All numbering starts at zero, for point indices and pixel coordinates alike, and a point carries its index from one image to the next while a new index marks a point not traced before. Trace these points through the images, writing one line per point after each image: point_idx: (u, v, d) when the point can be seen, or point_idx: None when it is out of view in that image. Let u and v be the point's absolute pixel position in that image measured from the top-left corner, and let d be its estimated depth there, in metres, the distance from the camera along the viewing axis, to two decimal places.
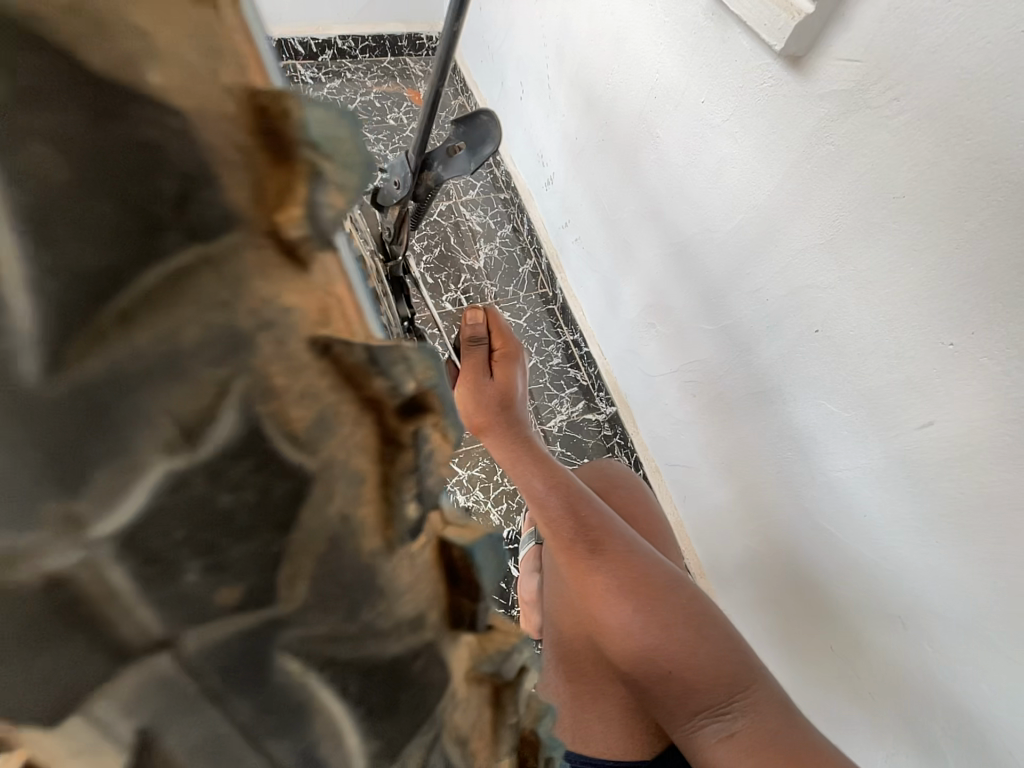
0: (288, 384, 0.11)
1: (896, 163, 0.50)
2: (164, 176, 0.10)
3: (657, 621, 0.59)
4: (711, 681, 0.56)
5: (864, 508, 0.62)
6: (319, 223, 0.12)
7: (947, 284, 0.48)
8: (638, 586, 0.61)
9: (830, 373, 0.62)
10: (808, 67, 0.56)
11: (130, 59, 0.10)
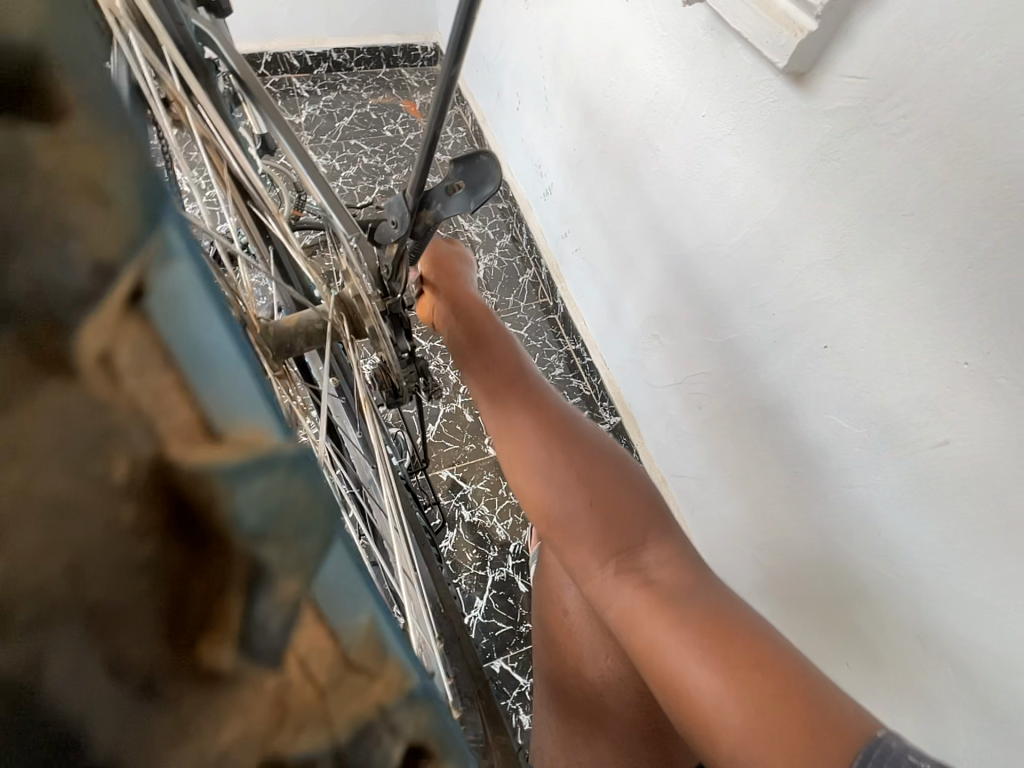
0: (281, 733, 0.14)
1: (906, 180, 0.49)
2: (149, 631, 0.12)
3: (591, 492, 0.52)
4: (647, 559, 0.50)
5: (877, 524, 0.61)
6: (265, 613, 0.13)
7: (962, 302, 0.47)
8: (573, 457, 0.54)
9: (838, 388, 0.61)
10: (812, 83, 0.56)
11: (104, 540, 0.12)
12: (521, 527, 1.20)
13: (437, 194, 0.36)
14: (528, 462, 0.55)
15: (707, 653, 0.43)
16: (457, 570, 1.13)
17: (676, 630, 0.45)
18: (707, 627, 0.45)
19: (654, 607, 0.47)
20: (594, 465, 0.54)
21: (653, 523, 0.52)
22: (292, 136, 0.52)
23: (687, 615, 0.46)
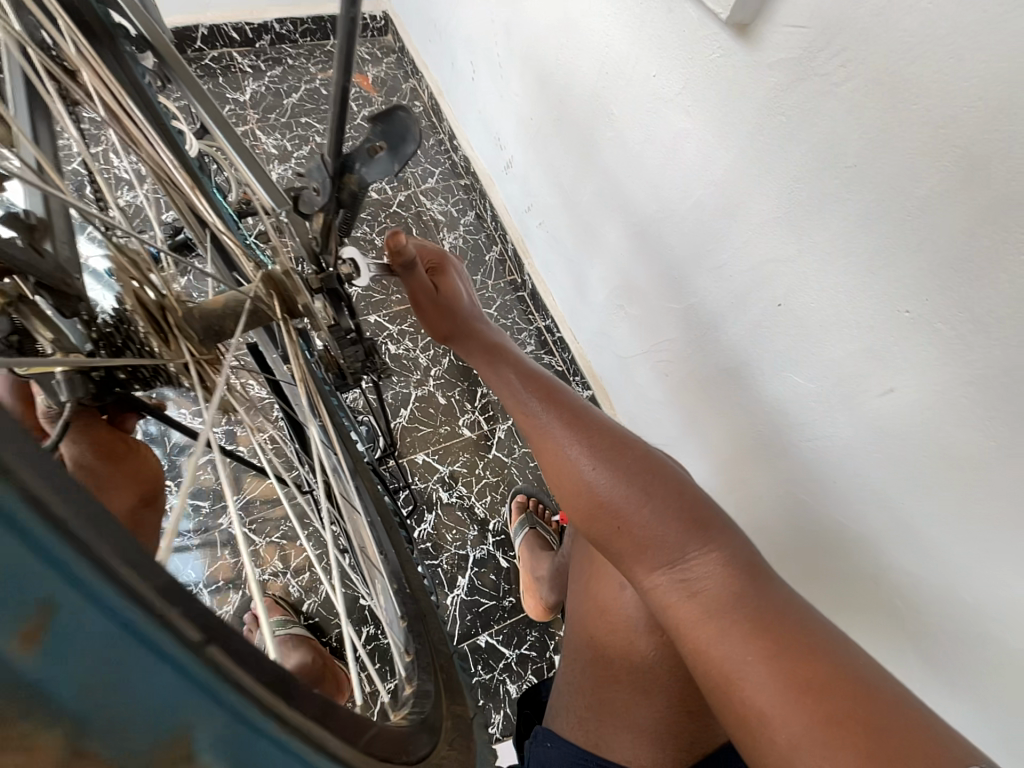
0: None
1: (847, 132, 0.49)
2: None
3: (632, 490, 0.48)
4: (698, 562, 0.45)
5: (835, 475, 0.63)
6: None
7: (902, 252, 0.48)
8: (611, 452, 0.51)
9: (794, 346, 0.62)
10: (756, 36, 0.55)
11: None
12: (501, 504, 1.21)
13: (357, 155, 0.34)
14: (564, 459, 0.52)
15: (767, 667, 0.39)
16: (439, 551, 1.13)
17: (732, 642, 0.41)
18: (767, 638, 0.40)
19: (706, 611, 0.43)
20: (635, 461, 0.50)
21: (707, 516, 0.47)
22: (216, 111, 0.50)
23: (745, 624, 0.41)
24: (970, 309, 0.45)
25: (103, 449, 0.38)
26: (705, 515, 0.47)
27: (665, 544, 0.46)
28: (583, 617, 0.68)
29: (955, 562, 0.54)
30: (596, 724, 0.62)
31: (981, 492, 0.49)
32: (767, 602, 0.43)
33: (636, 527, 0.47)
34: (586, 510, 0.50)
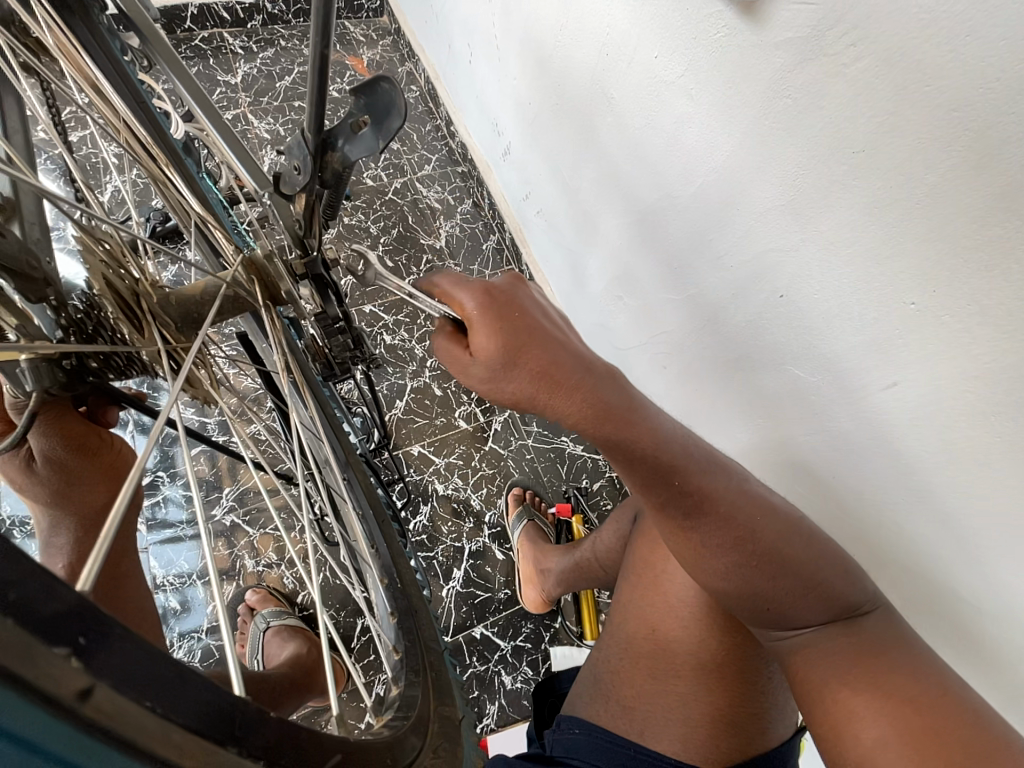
0: None
1: (855, 116, 0.48)
2: None
3: (763, 567, 0.46)
4: (830, 630, 0.48)
5: (834, 469, 0.63)
6: None
7: (909, 242, 0.47)
8: (743, 534, 0.45)
9: (797, 339, 0.61)
10: (763, 14, 0.53)
11: None
12: (497, 496, 1.20)
13: (339, 131, 0.32)
14: (691, 542, 0.46)
15: (898, 731, 0.42)
16: (434, 543, 1.13)
17: (860, 702, 0.45)
18: (894, 697, 0.44)
19: (834, 669, 0.47)
20: (777, 540, 0.46)
21: (842, 568, 0.48)
22: (192, 84, 0.47)
23: (873, 682, 0.45)
24: (977, 301, 0.44)
25: (74, 441, 0.38)
26: (842, 582, 0.47)
27: (790, 610, 0.47)
28: (634, 610, 0.68)
29: (955, 557, 0.53)
30: (638, 714, 0.61)
31: (983, 488, 0.48)
32: (887, 652, 0.46)
33: (765, 596, 0.47)
34: (713, 588, 0.48)
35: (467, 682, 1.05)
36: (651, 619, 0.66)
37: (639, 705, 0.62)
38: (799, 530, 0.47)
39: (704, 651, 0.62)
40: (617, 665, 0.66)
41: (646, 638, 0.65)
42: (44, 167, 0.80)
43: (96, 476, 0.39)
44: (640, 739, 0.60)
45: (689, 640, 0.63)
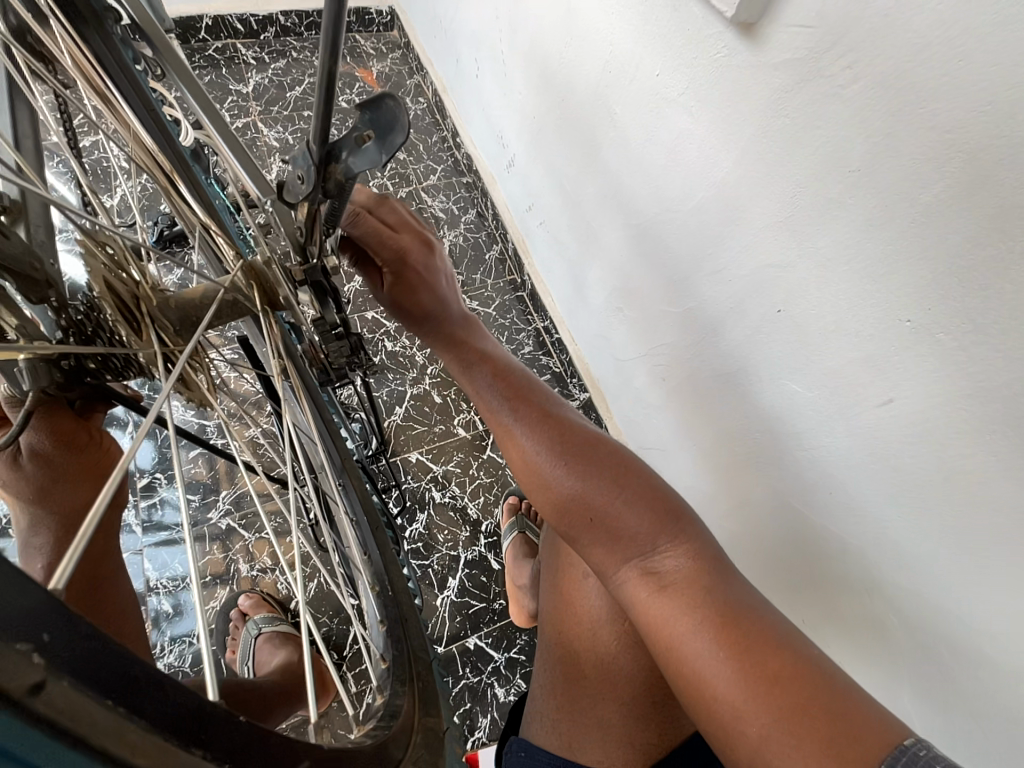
0: None
1: (850, 136, 0.49)
2: None
3: (596, 487, 0.47)
4: (663, 554, 0.45)
5: (826, 485, 0.63)
6: None
7: (903, 259, 0.47)
8: (574, 448, 0.49)
9: (794, 355, 0.61)
10: (761, 34, 0.54)
11: None
12: (494, 506, 1.19)
13: (345, 144, 0.33)
14: (534, 467, 0.50)
15: (733, 659, 0.39)
16: (429, 552, 1.12)
17: (694, 632, 0.41)
18: (728, 627, 0.40)
19: (681, 609, 0.42)
20: (600, 461, 0.48)
21: (660, 498, 0.47)
22: (199, 94, 0.48)
23: (702, 611, 0.42)
24: (971, 319, 0.44)
25: (64, 440, 0.38)
26: (661, 498, 0.47)
27: (631, 535, 0.46)
28: (554, 610, 0.67)
29: (950, 582, 0.52)
30: (563, 715, 0.60)
31: (977, 507, 0.48)
32: (714, 578, 0.44)
33: (604, 521, 0.47)
34: (553, 502, 0.49)
35: (458, 694, 1.03)
36: (562, 614, 0.66)
37: (568, 718, 0.60)
38: (623, 461, 0.49)
39: (602, 645, 0.62)
40: (547, 681, 0.64)
41: (562, 640, 0.65)
42: (56, 171, 0.82)
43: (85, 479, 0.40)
44: (569, 754, 0.59)
45: (594, 637, 0.62)
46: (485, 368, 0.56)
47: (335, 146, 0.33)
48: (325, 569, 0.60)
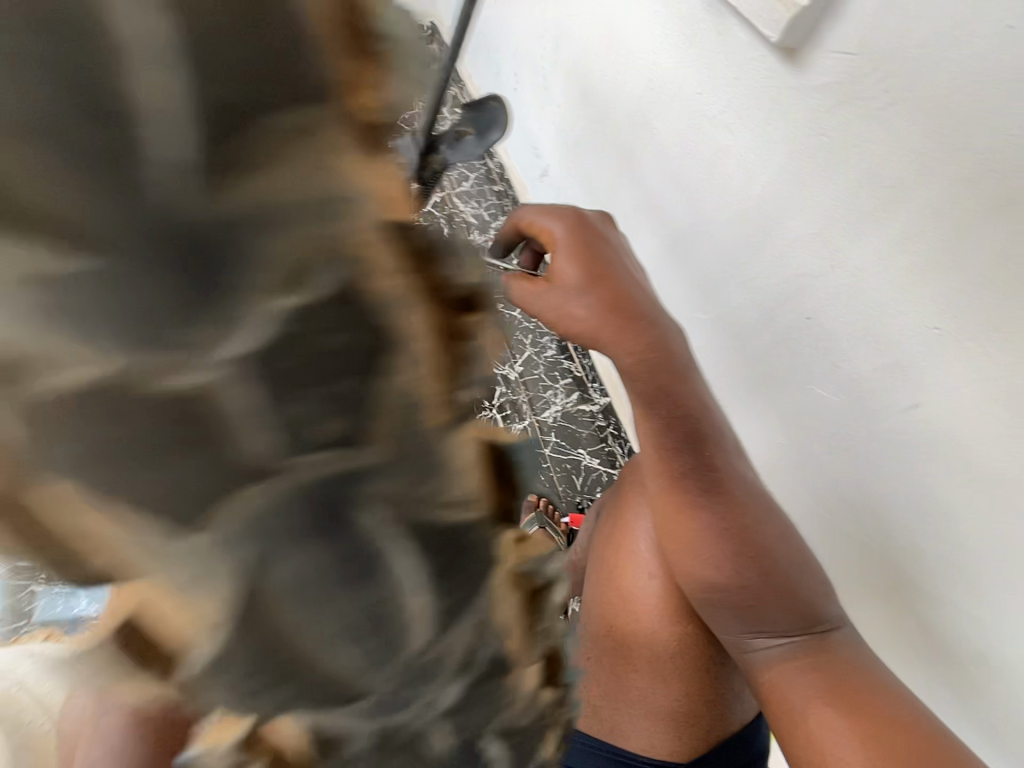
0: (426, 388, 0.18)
1: (886, 155, 0.52)
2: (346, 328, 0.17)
3: (752, 575, 0.49)
4: (802, 644, 0.49)
5: (849, 489, 0.65)
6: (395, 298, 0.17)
7: (931, 272, 0.51)
8: (743, 528, 0.50)
9: (821, 361, 0.64)
10: (803, 58, 0.58)
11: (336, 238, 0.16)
12: None
13: (446, 139, 0.38)
14: (695, 536, 0.51)
15: (870, 755, 0.43)
16: None
17: (827, 720, 0.46)
18: (865, 721, 0.45)
19: (810, 690, 0.48)
20: (761, 542, 0.50)
21: (812, 587, 0.50)
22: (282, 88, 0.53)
23: (826, 695, 0.47)
24: (1000, 327, 0.47)
25: None
26: (810, 594, 0.50)
27: (775, 621, 0.49)
28: (602, 604, 0.65)
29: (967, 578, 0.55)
30: (610, 711, 0.61)
31: (998, 508, 0.51)
32: (846, 667, 0.48)
33: (756, 606, 0.50)
34: (702, 577, 0.51)
35: None
36: (613, 615, 0.64)
37: (609, 707, 0.61)
38: (781, 542, 0.51)
39: (658, 644, 0.61)
40: None
41: (607, 636, 0.63)
42: None
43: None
44: (612, 738, 0.61)
45: (647, 631, 0.61)
46: (673, 405, 0.54)
47: (438, 141, 0.38)
48: None
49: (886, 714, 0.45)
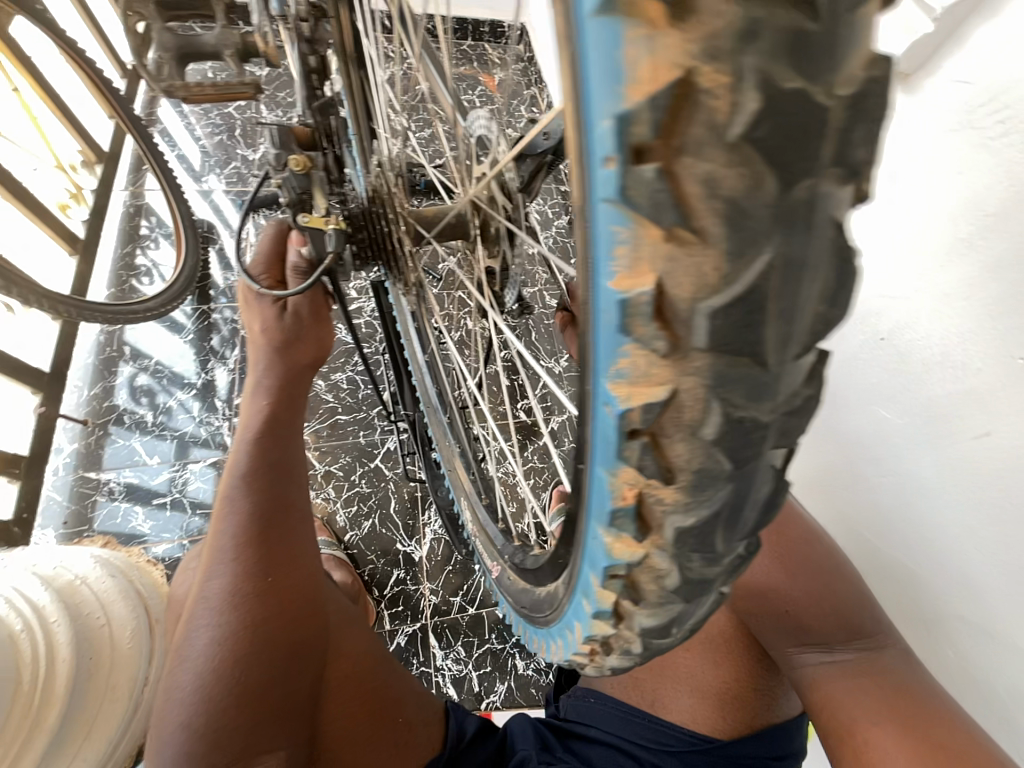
0: (773, 401, 0.18)
1: (992, 180, 0.52)
2: (735, 315, 0.16)
3: (794, 583, 0.54)
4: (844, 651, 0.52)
5: (894, 512, 0.66)
6: (786, 321, 0.16)
7: (1013, 298, 0.50)
8: (782, 541, 0.56)
9: (894, 381, 0.64)
10: (918, 84, 0.59)
11: (747, 225, 0.15)
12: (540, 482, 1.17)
13: None
14: None
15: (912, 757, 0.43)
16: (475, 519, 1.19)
17: (864, 713, 0.47)
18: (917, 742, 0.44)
19: (853, 701, 0.49)
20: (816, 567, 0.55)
21: (870, 610, 0.53)
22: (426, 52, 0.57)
23: (874, 699, 0.48)
24: None
25: (317, 309, 0.49)
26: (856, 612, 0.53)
27: (822, 633, 0.52)
28: None
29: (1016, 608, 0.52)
30: (654, 678, 0.62)
31: None
32: (901, 685, 0.48)
33: (795, 615, 0.54)
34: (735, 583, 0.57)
35: (481, 656, 1.09)
36: None
37: (651, 678, 0.62)
38: (825, 562, 0.55)
39: (721, 673, 0.60)
40: None
41: None
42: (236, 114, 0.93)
43: (294, 342, 0.48)
44: (651, 709, 0.61)
45: (701, 658, 0.61)
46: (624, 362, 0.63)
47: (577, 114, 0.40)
48: (456, 470, 0.68)
49: (928, 719, 0.46)
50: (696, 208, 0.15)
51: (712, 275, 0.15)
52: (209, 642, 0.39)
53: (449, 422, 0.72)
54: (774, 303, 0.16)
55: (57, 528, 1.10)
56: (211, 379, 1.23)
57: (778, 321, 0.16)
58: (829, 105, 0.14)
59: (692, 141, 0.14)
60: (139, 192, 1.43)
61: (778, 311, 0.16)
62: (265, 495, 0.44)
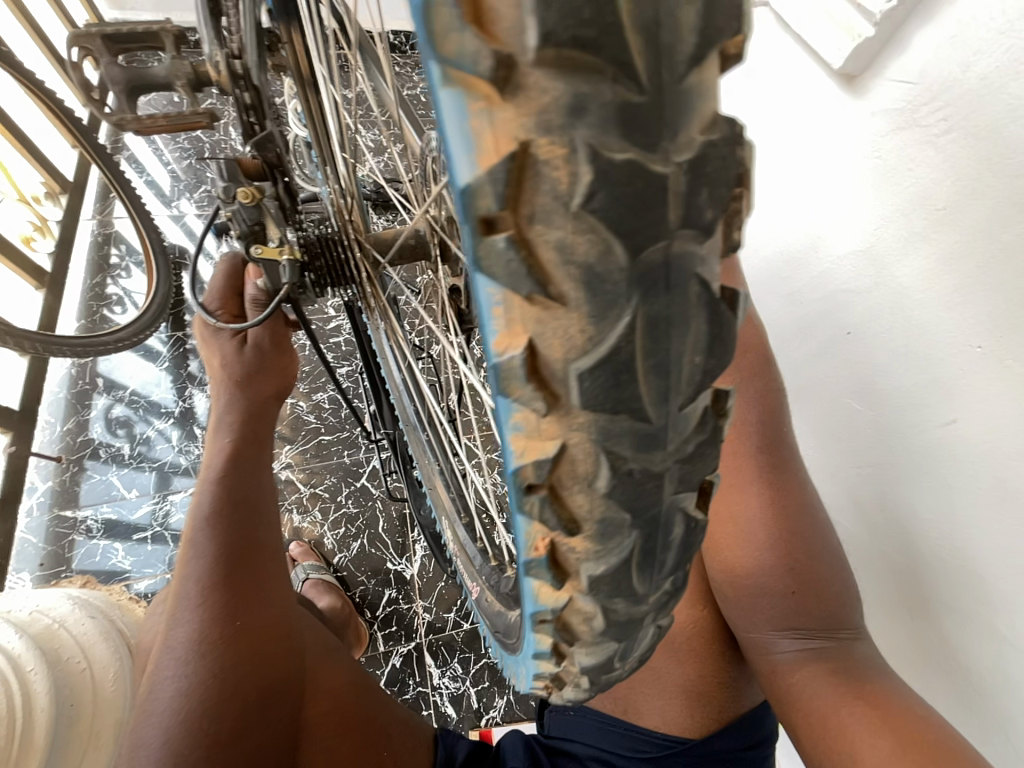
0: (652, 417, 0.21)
1: (933, 176, 0.54)
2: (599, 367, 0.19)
3: (779, 571, 0.54)
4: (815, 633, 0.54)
5: (908, 489, 0.60)
6: (649, 357, 0.20)
7: (960, 288, 0.52)
8: (785, 522, 0.55)
9: (857, 374, 0.66)
10: (864, 86, 0.62)
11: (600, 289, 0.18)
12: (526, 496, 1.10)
13: None
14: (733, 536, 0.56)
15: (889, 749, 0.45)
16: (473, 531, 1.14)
17: (844, 706, 0.49)
18: (883, 715, 0.47)
19: (821, 689, 0.51)
20: (813, 542, 0.55)
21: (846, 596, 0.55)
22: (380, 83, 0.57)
23: (849, 692, 0.50)
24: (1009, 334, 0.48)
25: (276, 337, 0.51)
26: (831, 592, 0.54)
27: (801, 619, 0.54)
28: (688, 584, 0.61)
29: (1001, 594, 0.52)
30: (628, 687, 0.61)
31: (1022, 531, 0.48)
32: (862, 669, 0.52)
33: (755, 586, 0.55)
34: (729, 566, 0.56)
35: (477, 672, 1.07)
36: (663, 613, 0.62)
37: (624, 685, 0.61)
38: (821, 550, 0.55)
39: (693, 675, 0.60)
40: None
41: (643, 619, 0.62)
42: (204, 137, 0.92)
43: (257, 374, 0.49)
44: (627, 718, 0.60)
45: (677, 663, 0.60)
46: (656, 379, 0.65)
47: None
48: (438, 484, 0.67)
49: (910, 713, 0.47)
50: (550, 271, 0.18)
51: (573, 341, 0.19)
52: (175, 695, 0.38)
53: (428, 439, 0.69)
54: (637, 352, 0.19)
55: (33, 570, 1.07)
56: (189, 406, 1.20)
57: (646, 364, 0.19)
58: (665, 173, 0.17)
59: (538, 209, 0.17)
60: (106, 220, 1.39)
61: (644, 356, 0.19)
62: (231, 538, 0.43)
